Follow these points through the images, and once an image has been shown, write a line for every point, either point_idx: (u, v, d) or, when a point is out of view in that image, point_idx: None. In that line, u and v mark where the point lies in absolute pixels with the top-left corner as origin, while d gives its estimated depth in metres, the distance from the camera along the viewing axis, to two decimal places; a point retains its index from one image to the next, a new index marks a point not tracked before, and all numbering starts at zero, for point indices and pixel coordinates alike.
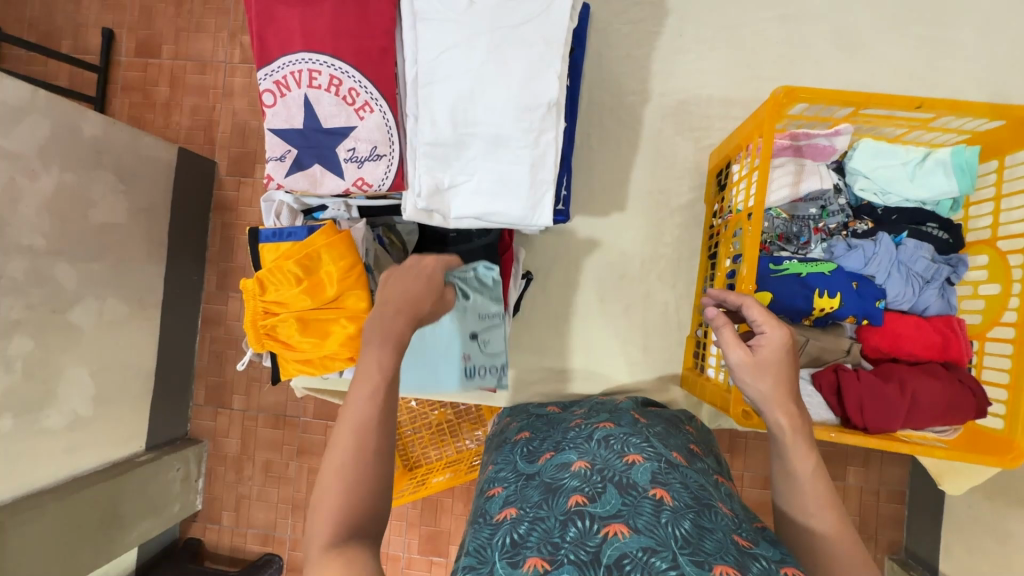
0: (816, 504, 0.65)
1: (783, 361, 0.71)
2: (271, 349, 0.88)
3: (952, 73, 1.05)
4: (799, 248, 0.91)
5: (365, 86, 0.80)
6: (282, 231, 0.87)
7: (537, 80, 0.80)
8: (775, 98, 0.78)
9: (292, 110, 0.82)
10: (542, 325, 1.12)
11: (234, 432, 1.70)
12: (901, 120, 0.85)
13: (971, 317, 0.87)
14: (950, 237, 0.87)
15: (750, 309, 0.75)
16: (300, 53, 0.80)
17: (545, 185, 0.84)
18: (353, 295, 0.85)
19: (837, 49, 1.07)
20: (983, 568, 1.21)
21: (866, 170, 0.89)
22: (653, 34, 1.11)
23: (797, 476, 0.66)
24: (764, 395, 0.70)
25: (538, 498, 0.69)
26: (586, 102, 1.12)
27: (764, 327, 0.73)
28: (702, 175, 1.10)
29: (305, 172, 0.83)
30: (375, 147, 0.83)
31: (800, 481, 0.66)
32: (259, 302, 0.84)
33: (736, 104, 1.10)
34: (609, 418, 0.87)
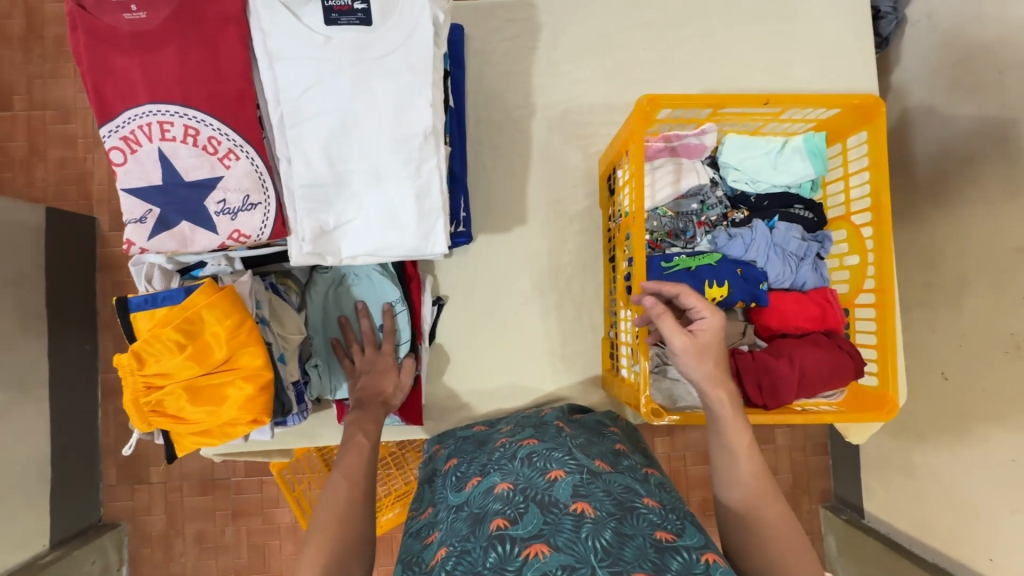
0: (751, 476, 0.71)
1: (716, 345, 0.76)
2: (161, 427, 0.80)
3: (806, 61, 1.14)
4: (687, 242, 0.96)
5: (226, 133, 0.76)
6: (156, 296, 0.80)
7: (409, 110, 0.79)
8: (640, 108, 0.82)
9: (146, 165, 0.75)
10: (462, 348, 1.11)
11: (157, 507, 1.55)
12: (756, 116, 0.93)
13: (841, 286, 0.95)
14: (814, 215, 0.95)
15: (689, 298, 0.78)
16: (147, 105, 0.74)
17: (434, 214, 0.83)
18: (246, 353, 0.80)
19: (705, 47, 1.14)
20: (899, 501, 1.34)
21: (736, 162, 0.96)
22: (534, 46, 1.13)
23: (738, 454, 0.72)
24: (705, 378, 0.75)
25: (465, 529, 0.68)
26: (479, 119, 1.13)
27: (704, 314, 0.77)
28: (594, 181, 1.14)
29: (171, 232, 0.77)
30: (247, 195, 0.78)
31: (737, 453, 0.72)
32: (138, 377, 0.77)
33: (617, 109, 1.14)
34: (533, 433, 0.86)
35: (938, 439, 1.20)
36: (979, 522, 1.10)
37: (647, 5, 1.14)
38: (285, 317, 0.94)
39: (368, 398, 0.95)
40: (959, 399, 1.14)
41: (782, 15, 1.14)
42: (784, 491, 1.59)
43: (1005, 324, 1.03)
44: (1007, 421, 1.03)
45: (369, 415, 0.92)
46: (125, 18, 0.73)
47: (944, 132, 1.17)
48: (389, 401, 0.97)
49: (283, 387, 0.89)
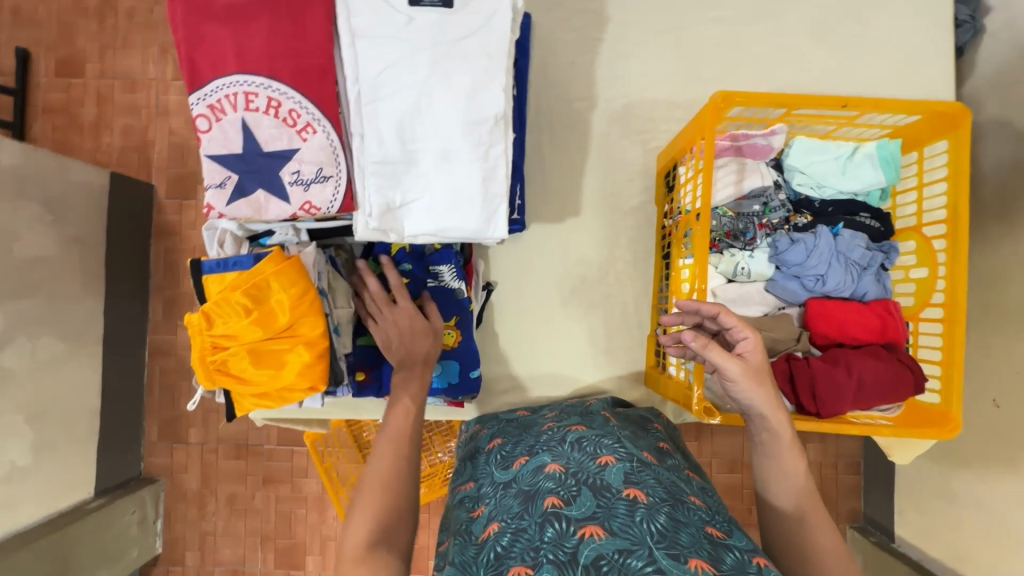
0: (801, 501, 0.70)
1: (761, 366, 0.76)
2: (223, 386, 0.84)
3: (875, 68, 1.11)
4: (746, 243, 0.94)
5: (305, 107, 0.78)
6: (227, 261, 0.83)
7: (483, 93, 0.79)
8: (713, 103, 0.81)
9: (229, 134, 0.78)
10: (507, 333, 1.12)
11: (194, 466, 1.61)
12: (829, 119, 0.91)
13: (904, 299, 0.93)
14: (882, 225, 0.93)
15: (727, 317, 0.77)
16: (235, 75, 0.76)
17: (498, 199, 0.84)
18: (307, 322, 0.83)
19: (767, 49, 1.12)
20: (935, 529, 1.29)
21: (802, 166, 0.94)
22: (595, 41, 1.12)
23: (790, 474, 0.71)
24: (765, 401, 0.73)
25: (517, 507, 0.69)
26: (534, 111, 1.13)
27: (744, 333, 0.77)
28: (649, 177, 1.13)
29: (248, 199, 0.80)
30: (320, 168, 0.80)
31: (787, 472, 0.71)
32: (207, 336, 0.81)
33: (680, 106, 1.13)
34: (580, 420, 0.87)
35: (983, 465, 1.15)
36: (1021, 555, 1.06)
37: (712, 3, 1.12)
38: (338, 288, 0.97)
39: (409, 359, 0.90)
40: (1012, 428, 1.09)
41: (856, 19, 1.11)
42: None
43: None
44: None
45: (414, 375, 0.89)
46: None
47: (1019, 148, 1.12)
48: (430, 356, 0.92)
49: (336, 357, 0.91)
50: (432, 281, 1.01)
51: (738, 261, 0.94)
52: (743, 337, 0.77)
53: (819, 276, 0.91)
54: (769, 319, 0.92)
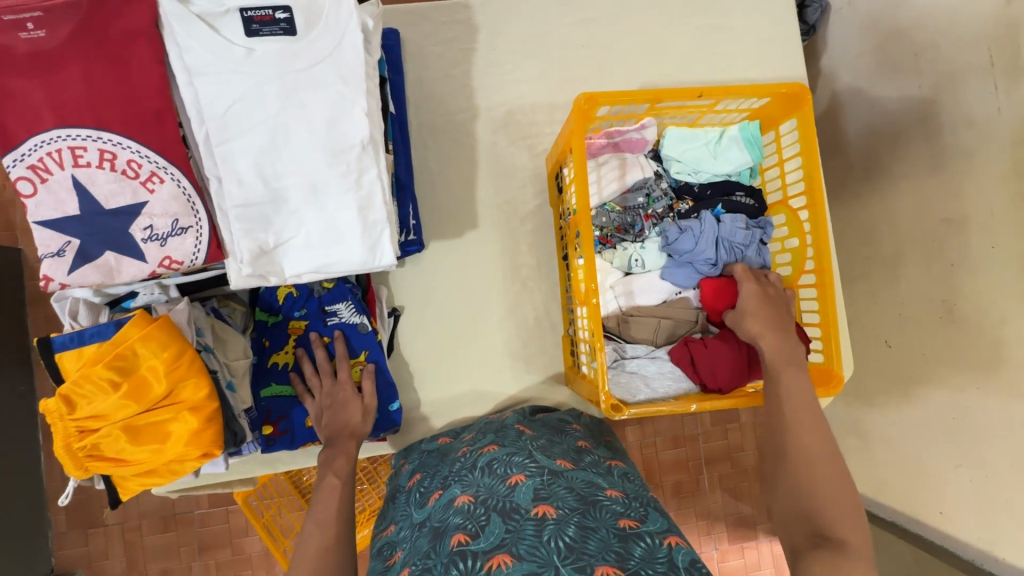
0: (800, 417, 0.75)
1: (764, 305, 0.86)
2: (100, 472, 0.76)
3: (735, 52, 1.17)
4: (637, 236, 0.97)
5: (146, 155, 0.72)
6: (83, 334, 0.74)
7: (342, 119, 0.76)
8: (578, 106, 0.82)
9: (60, 194, 0.70)
10: (422, 356, 1.09)
11: (115, 550, 1.46)
12: (692, 109, 0.95)
13: (783, 269, 0.99)
14: (755, 202, 0.98)
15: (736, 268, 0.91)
16: (56, 129, 0.69)
17: (379, 226, 0.81)
18: (188, 386, 0.76)
19: (635, 43, 1.15)
20: (857, 469, 1.37)
21: (677, 154, 0.98)
22: (468, 51, 1.12)
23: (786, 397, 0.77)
24: (756, 331, 0.84)
25: (427, 546, 0.67)
26: (418, 127, 1.11)
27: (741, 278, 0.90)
28: (543, 180, 1.14)
29: (95, 264, 0.72)
30: (175, 220, 0.74)
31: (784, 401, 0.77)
32: (70, 422, 0.72)
33: (560, 107, 1.14)
34: (493, 439, 0.86)
35: (885, 403, 1.24)
36: (928, 479, 1.15)
37: (575, 5, 1.14)
38: (229, 342, 0.90)
39: (337, 433, 0.91)
40: (901, 365, 1.18)
41: (710, 8, 1.17)
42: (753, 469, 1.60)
43: (937, 290, 1.08)
44: (944, 383, 1.08)
45: (338, 452, 0.89)
46: (22, 37, 0.68)
47: (870, 111, 1.23)
48: (358, 430, 0.92)
49: (233, 415, 0.84)
50: (333, 321, 0.98)
51: (631, 254, 0.97)
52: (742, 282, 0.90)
53: (710, 261, 0.94)
54: (669, 306, 0.96)
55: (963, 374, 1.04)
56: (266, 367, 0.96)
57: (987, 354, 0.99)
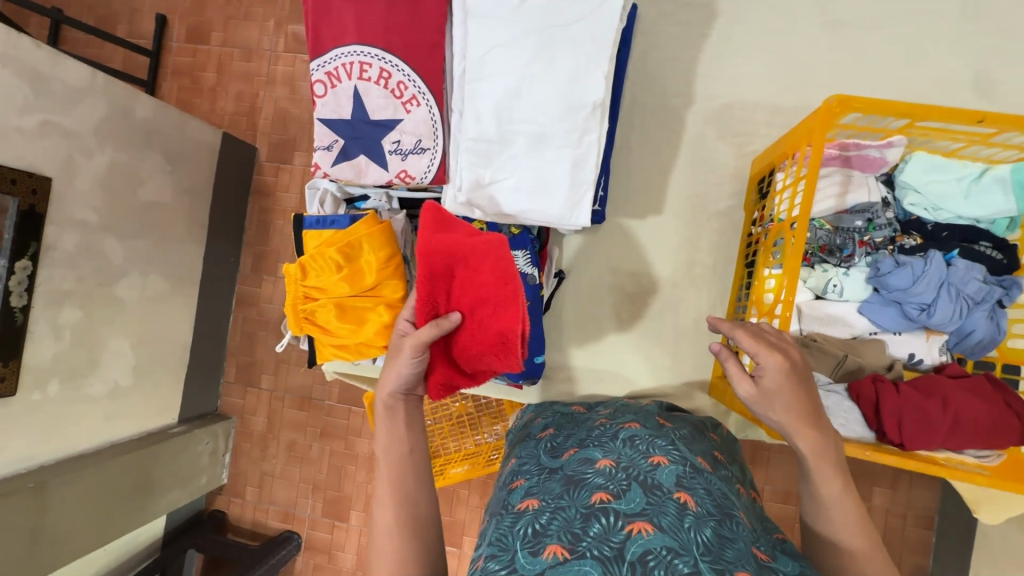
0: (839, 523, 0.63)
1: (791, 389, 0.67)
2: (308, 333, 0.91)
3: (1015, 87, 1.00)
4: (842, 260, 0.89)
5: (413, 80, 0.82)
6: (325, 219, 0.89)
7: (585, 80, 0.80)
8: (827, 107, 0.77)
9: (340, 100, 0.84)
10: (571, 323, 1.13)
11: (261, 411, 1.73)
12: (958, 135, 0.82)
13: (1020, 341, 0.85)
14: (1005, 258, 0.85)
15: (800, 436, 0.66)
16: (353, 45, 0.81)
17: (585, 186, 0.84)
18: (390, 285, 0.88)
19: (892, 58, 1.04)
20: None
21: (918, 184, 0.87)
22: (701, 37, 1.09)
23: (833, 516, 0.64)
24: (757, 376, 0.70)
25: (560, 489, 0.70)
26: (630, 103, 1.12)
27: (759, 359, 0.68)
28: (742, 182, 1.09)
29: (350, 162, 0.85)
30: (419, 140, 0.84)
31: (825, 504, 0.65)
32: (301, 286, 0.87)
33: (783, 111, 1.07)
34: (633, 419, 0.88)
35: None
36: None
37: (833, 5, 1.05)
38: None
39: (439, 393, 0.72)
40: None
41: (1003, 30, 1.00)
42: None
43: None
44: None
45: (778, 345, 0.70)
46: None
47: None
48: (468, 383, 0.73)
49: None
50: None
51: (830, 278, 0.89)
52: (766, 368, 0.68)
53: (925, 306, 0.83)
54: (859, 344, 0.87)
55: None
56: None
57: None
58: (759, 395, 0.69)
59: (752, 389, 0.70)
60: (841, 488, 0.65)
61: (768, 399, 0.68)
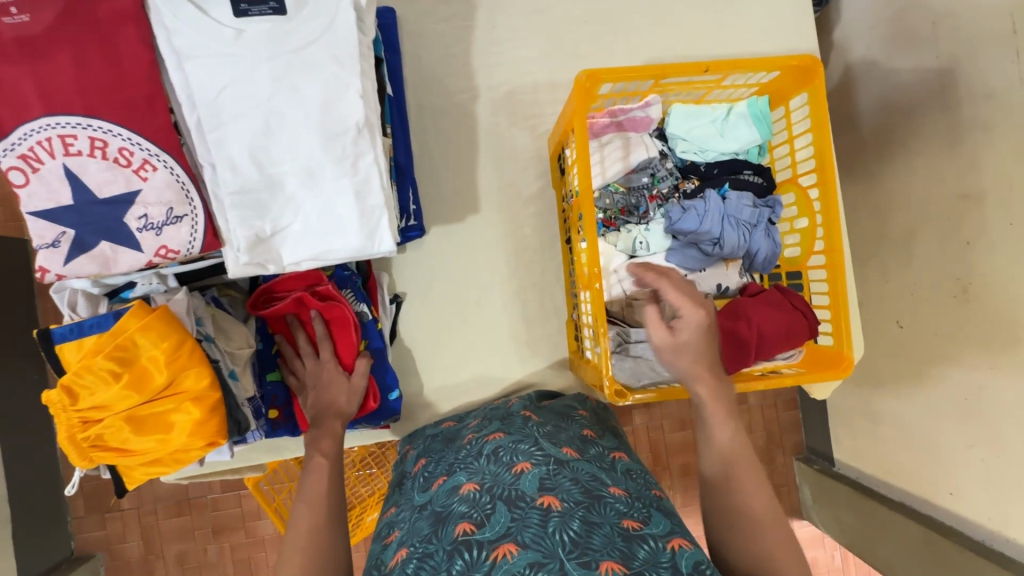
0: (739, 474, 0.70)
1: (700, 336, 0.79)
2: (104, 461, 0.76)
3: (744, 26, 1.12)
4: (641, 217, 0.95)
5: (138, 143, 0.70)
6: (82, 325, 0.74)
7: (338, 102, 0.74)
8: (578, 85, 0.80)
9: (52, 184, 0.69)
10: (424, 343, 1.08)
11: (133, 534, 1.44)
12: (699, 85, 0.91)
13: (793, 249, 0.97)
14: (763, 180, 0.96)
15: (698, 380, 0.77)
16: (44, 118, 0.67)
17: (377, 211, 0.79)
18: (190, 376, 0.75)
19: (641, 18, 1.11)
20: (866, 449, 1.36)
21: (683, 133, 0.95)
22: (467, 29, 1.08)
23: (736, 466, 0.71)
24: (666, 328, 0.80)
25: (427, 530, 0.67)
26: (416, 109, 1.08)
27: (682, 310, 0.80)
28: (544, 161, 1.11)
29: (90, 254, 0.71)
30: (170, 208, 0.73)
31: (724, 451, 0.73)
32: (73, 413, 0.72)
33: (562, 86, 1.11)
34: (500, 427, 0.86)
35: (897, 383, 1.22)
36: (941, 461, 1.12)
37: None
38: (231, 331, 0.89)
39: (322, 413, 0.89)
40: (913, 346, 1.16)
41: None
42: (759, 449, 1.58)
43: (951, 269, 1.04)
44: (958, 363, 1.05)
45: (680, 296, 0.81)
46: (6, 22, 0.66)
47: (884, 86, 1.19)
48: (344, 411, 0.90)
49: (238, 404, 0.84)
50: None
51: (635, 236, 0.94)
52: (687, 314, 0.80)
53: (715, 241, 0.92)
54: None
55: (979, 352, 1.01)
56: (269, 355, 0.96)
57: (1001, 334, 0.96)
58: (672, 344, 0.79)
59: (671, 336, 0.79)
60: (733, 434, 0.74)
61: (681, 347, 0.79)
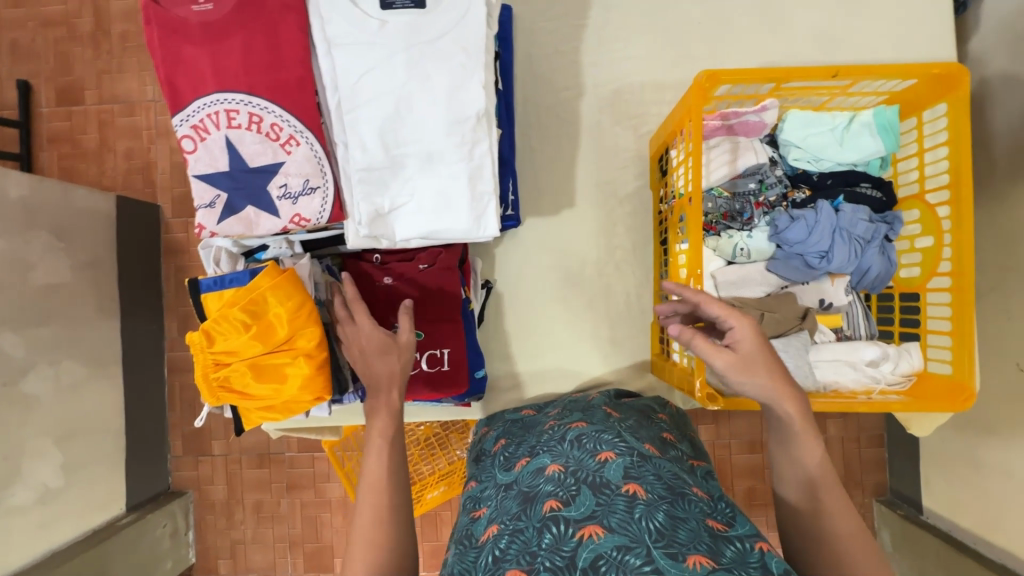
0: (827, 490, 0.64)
1: (765, 346, 0.71)
2: (228, 402, 0.85)
3: (871, 33, 1.07)
4: (744, 224, 0.92)
5: (287, 120, 0.79)
6: (224, 278, 0.84)
7: (463, 90, 0.79)
8: (697, 84, 0.79)
9: (215, 152, 0.79)
10: (507, 329, 1.12)
11: (220, 478, 1.55)
12: (821, 90, 0.88)
13: (909, 271, 0.91)
14: (883, 194, 0.91)
15: (709, 307, 0.74)
16: (215, 93, 0.77)
17: (486, 197, 0.83)
18: (305, 334, 0.83)
19: (757, 22, 1.09)
20: (964, 499, 1.23)
21: (798, 140, 0.91)
22: (578, 28, 1.11)
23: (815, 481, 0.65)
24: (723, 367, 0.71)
25: (516, 508, 0.69)
26: (522, 103, 1.12)
27: (729, 322, 0.72)
28: (643, 162, 1.11)
29: (238, 216, 0.81)
30: (307, 180, 0.81)
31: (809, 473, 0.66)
32: (208, 354, 0.81)
33: (668, 88, 1.10)
34: (581, 417, 0.88)
35: (1010, 430, 1.10)
36: None
37: None
38: None
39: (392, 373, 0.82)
40: None
41: None
42: None
43: None
44: None
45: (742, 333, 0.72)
46: (195, 10, 0.76)
47: None
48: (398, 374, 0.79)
49: (341, 366, 0.92)
50: None
51: (737, 243, 0.92)
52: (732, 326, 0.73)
53: (823, 254, 0.88)
54: (773, 300, 0.91)
55: None
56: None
57: None
58: (736, 361, 0.71)
59: (726, 356, 0.71)
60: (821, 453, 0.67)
61: (750, 365, 0.70)
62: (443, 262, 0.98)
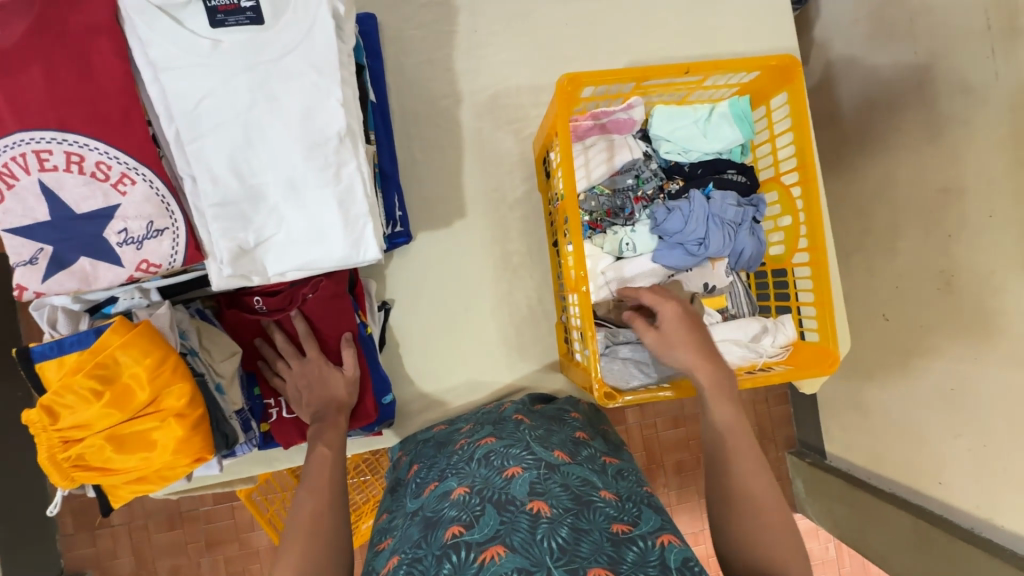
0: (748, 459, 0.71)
1: (684, 327, 0.80)
2: (86, 482, 0.74)
3: (724, 27, 1.13)
4: (626, 219, 0.95)
5: (115, 157, 0.69)
6: (62, 342, 0.73)
7: (318, 111, 0.73)
8: (561, 88, 0.80)
9: (27, 201, 0.68)
10: (414, 348, 1.08)
11: (126, 550, 1.37)
12: (679, 86, 0.93)
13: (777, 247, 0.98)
14: (746, 179, 0.96)
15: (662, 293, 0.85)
16: (18, 133, 0.66)
17: (361, 220, 0.78)
18: (172, 393, 0.74)
19: (621, 20, 1.12)
20: (857, 441, 1.35)
21: (666, 134, 0.95)
22: (448, 35, 1.08)
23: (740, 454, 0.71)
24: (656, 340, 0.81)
25: (418, 535, 0.67)
26: (400, 114, 1.08)
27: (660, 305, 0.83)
28: (530, 164, 1.11)
29: (69, 271, 0.70)
30: (150, 222, 0.72)
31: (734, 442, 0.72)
32: (54, 433, 0.71)
33: (545, 90, 1.11)
34: (491, 431, 0.86)
35: (884, 375, 1.22)
36: (929, 450, 1.13)
37: None
38: (215, 343, 0.88)
39: (324, 408, 0.88)
40: (902, 337, 1.15)
41: None
42: None
43: (936, 261, 1.05)
44: (943, 354, 1.06)
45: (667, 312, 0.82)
46: None
47: (867, 80, 1.19)
48: (344, 403, 0.90)
49: (223, 417, 0.84)
50: None
51: (621, 238, 0.95)
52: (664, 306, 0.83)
53: (700, 241, 0.93)
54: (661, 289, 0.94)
55: (961, 344, 1.02)
56: (252, 348, 0.94)
57: (985, 326, 0.97)
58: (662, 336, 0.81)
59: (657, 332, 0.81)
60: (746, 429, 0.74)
61: (668, 341, 0.80)
62: (329, 291, 0.91)
